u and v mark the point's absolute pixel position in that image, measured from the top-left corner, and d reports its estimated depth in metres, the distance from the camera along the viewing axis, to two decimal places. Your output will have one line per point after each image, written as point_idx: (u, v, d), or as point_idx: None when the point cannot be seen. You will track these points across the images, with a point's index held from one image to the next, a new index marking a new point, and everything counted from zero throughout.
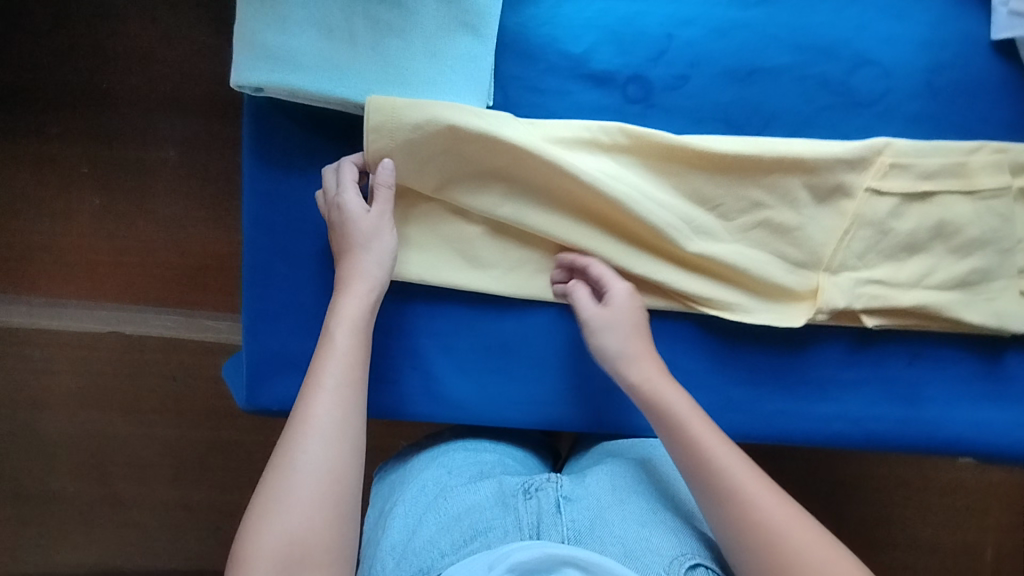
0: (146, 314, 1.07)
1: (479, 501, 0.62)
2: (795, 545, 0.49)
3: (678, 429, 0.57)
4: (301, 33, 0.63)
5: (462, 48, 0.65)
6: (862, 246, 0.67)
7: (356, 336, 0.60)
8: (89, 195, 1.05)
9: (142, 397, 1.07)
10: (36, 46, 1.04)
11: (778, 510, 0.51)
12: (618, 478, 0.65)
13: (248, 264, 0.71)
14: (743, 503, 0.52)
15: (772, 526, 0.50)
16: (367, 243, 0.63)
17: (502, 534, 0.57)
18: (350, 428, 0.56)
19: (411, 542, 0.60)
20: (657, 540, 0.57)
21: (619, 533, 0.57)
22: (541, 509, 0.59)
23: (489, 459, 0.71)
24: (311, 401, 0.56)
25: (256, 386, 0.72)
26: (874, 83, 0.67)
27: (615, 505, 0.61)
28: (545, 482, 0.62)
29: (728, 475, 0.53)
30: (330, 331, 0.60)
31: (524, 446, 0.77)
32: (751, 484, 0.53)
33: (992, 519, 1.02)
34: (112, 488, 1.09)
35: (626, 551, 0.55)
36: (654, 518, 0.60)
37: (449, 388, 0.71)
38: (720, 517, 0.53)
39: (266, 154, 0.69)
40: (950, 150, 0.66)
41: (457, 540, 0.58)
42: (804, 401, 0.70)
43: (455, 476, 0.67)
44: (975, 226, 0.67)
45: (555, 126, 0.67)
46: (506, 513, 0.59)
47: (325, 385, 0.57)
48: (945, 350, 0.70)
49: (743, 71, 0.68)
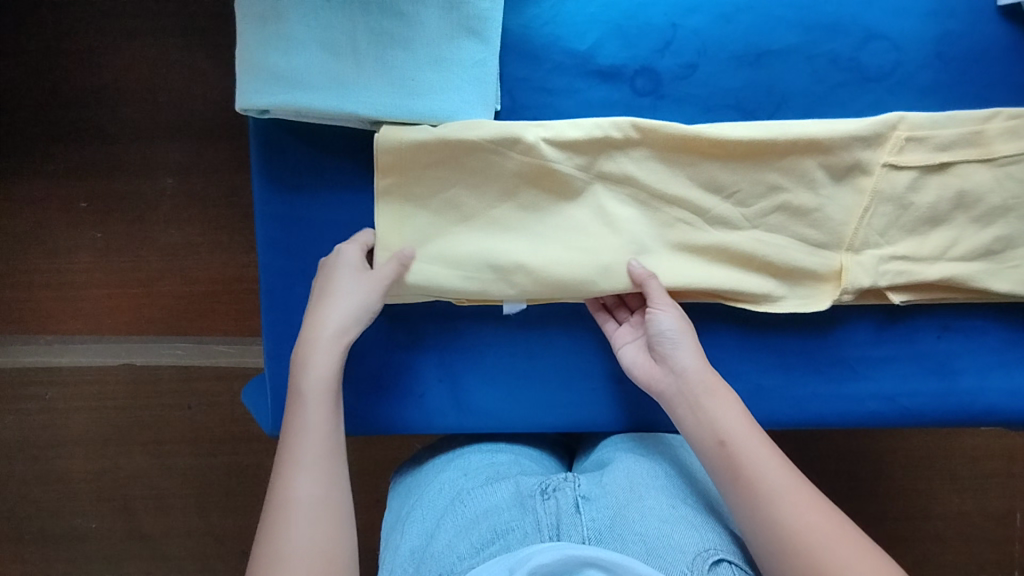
0: (157, 344, 1.06)
1: (496, 503, 0.60)
2: (838, 560, 0.48)
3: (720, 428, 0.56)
4: (305, 52, 0.63)
5: (466, 54, 0.64)
6: (884, 222, 0.66)
7: (325, 404, 0.59)
8: (89, 228, 1.04)
9: (161, 427, 1.06)
10: (28, 83, 1.03)
11: (822, 522, 0.50)
12: (637, 472, 0.64)
13: (265, 287, 0.70)
14: (786, 511, 0.51)
15: (819, 539, 0.49)
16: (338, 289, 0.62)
17: (522, 536, 0.55)
18: (334, 500, 0.54)
19: (430, 548, 0.58)
20: (680, 536, 0.56)
21: (640, 531, 0.56)
22: (560, 510, 0.58)
23: (505, 461, 0.69)
24: (290, 478, 0.54)
25: (281, 409, 0.71)
26: (883, 57, 0.67)
27: (634, 501, 0.59)
28: (563, 482, 0.61)
29: (773, 484, 0.52)
30: (299, 403, 0.59)
31: (545, 446, 0.75)
32: (796, 493, 0.52)
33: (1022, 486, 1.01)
34: (135, 521, 1.08)
35: (648, 549, 0.54)
36: (675, 513, 0.58)
37: (475, 397, 0.70)
38: (761, 524, 0.52)
39: (274, 176, 0.69)
40: (968, 119, 0.65)
41: (476, 542, 0.56)
42: (836, 382, 0.69)
43: (469, 480, 0.65)
44: (996, 194, 0.66)
45: (564, 126, 0.65)
46: (525, 514, 0.58)
47: (302, 461, 0.55)
48: (975, 320, 0.69)
49: (751, 55, 0.67)
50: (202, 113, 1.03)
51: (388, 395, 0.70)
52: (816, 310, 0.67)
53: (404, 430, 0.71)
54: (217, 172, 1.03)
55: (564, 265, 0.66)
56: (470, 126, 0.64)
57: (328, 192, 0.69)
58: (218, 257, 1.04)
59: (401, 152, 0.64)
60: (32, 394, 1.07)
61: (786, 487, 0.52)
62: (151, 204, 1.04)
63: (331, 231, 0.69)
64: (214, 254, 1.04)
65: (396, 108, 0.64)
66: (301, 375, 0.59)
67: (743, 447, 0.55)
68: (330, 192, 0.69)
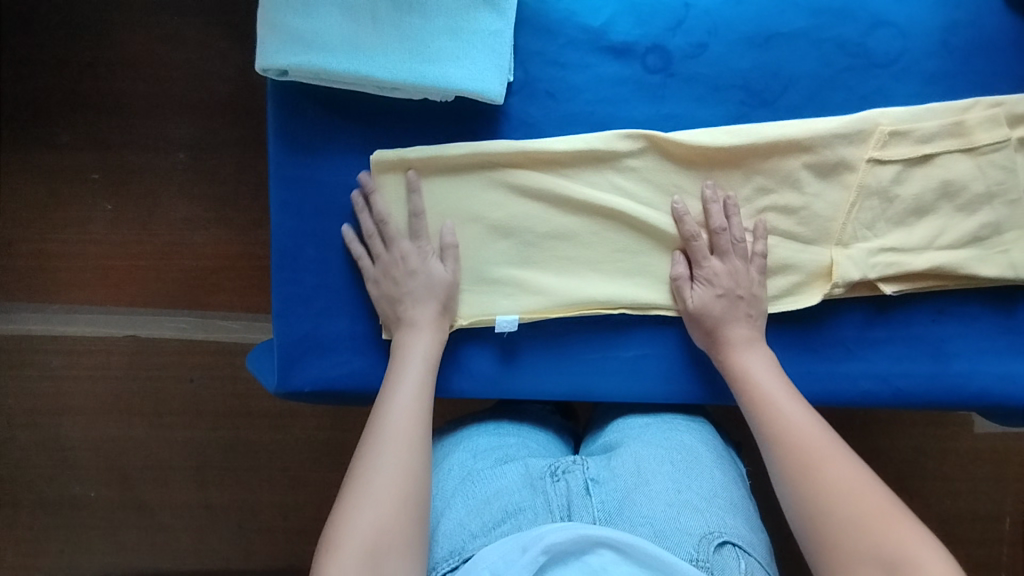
0: (162, 316, 1.07)
1: (507, 484, 0.61)
2: (847, 486, 0.52)
3: (745, 385, 0.62)
4: (325, 16, 0.64)
5: (482, 23, 0.65)
6: (870, 216, 0.67)
7: (419, 367, 0.63)
8: (100, 199, 1.06)
9: (162, 398, 1.08)
10: (46, 53, 1.05)
11: (837, 462, 0.54)
12: (644, 456, 0.64)
13: (276, 247, 0.71)
14: (807, 462, 0.54)
15: (838, 482, 0.52)
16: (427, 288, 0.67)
17: (533, 517, 0.57)
18: (418, 437, 0.57)
19: (441, 525, 0.60)
20: (686, 519, 0.56)
21: (647, 514, 0.57)
22: (570, 492, 0.59)
23: (513, 443, 0.70)
24: (383, 418, 0.58)
25: (287, 369, 0.72)
26: (889, 44, 0.68)
27: (642, 484, 0.60)
28: (572, 465, 0.62)
29: (791, 432, 0.57)
30: (400, 363, 0.64)
31: (549, 424, 0.76)
32: (816, 440, 0.56)
33: (1011, 484, 1.02)
34: (134, 490, 1.10)
35: (655, 532, 0.55)
36: (680, 495, 0.59)
37: (478, 365, 0.72)
38: (779, 470, 0.56)
39: (290, 140, 0.70)
40: (947, 110, 0.66)
41: (488, 521, 0.58)
42: (832, 361, 0.70)
43: (479, 461, 0.66)
44: (979, 182, 0.66)
45: (551, 142, 0.68)
46: (534, 496, 0.59)
47: (393, 405, 0.59)
48: (968, 306, 0.70)
49: (761, 37, 0.68)
50: (216, 87, 1.04)
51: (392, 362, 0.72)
52: (807, 305, 0.68)
53: None
54: (229, 145, 1.05)
55: (556, 284, 0.70)
56: (455, 147, 0.68)
57: (341, 157, 0.70)
58: (227, 229, 1.06)
59: (394, 169, 0.69)
60: (37, 362, 1.08)
61: (804, 439, 0.56)
62: (161, 177, 1.05)
63: (344, 196, 0.71)
64: (222, 227, 1.06)
65: (413, 73, 0.65)
66: (405, 339, 0.66)
67: (763, 400, 0.60)
68: (343, 156, 0.70)
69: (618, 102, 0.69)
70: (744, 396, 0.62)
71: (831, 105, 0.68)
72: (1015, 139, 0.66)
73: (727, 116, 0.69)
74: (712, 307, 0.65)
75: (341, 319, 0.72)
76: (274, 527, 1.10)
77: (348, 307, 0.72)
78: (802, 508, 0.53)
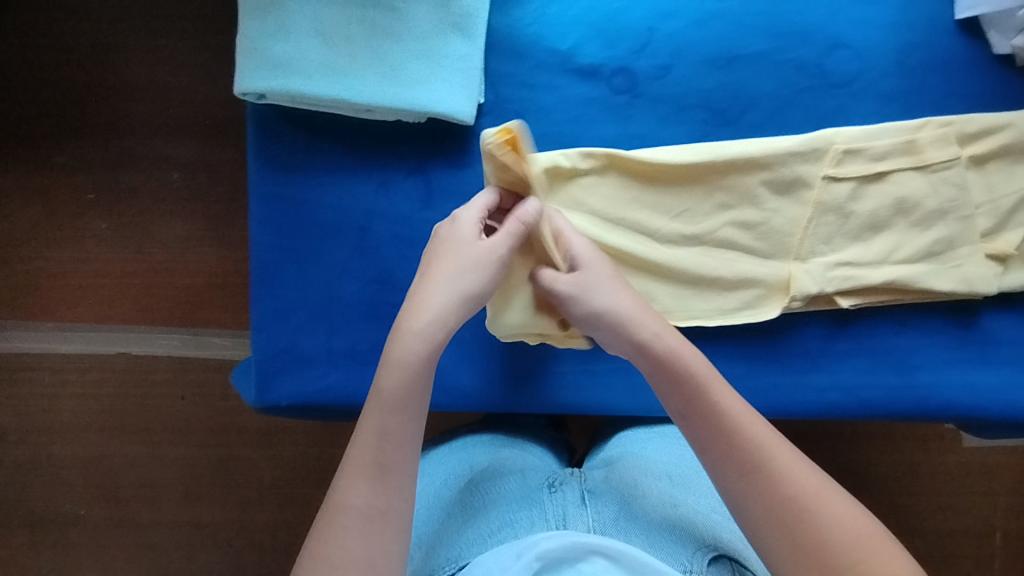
0: (154, 333, 1.09)
1: (504, 494, 0.64)
2: (851, 538, 0.49)
3: (697, 396, 0.54)
4: (300, 41, 0.67)
5: (452, 47, 0.68)
6: (827, 231, 0.69)
7: (405, 406, 0.54)
8: (95, 219, 1.08)
9: (153, 414, 1.10)
10: (45, 79, 1.08)
11: (805, 482, 0.51)
12: (638, 470, 0.67)
13: (255, 265, 0.74)
14: (807, 507, 0.50)
15: (812, 503, 0.50)
16: (446, 265, 0.57)
17: (529, 525, 0.59)
18: (392, 520, 0.51)
19: (441, 534, 0.63)
20: (683, 532, 0.60)
21: (644, 526, 0.60)
22: (566, 502, 0.62)
23: (509, 454, 0.71)
24: (346, 489, 0.51)
25: (266, 382, 0.75)
26: (846, 65, 0.69)
27: (639, 498, 0.63)
28: (569, 477, 0.65)
29: (778, 467, 0.52)
30: (378, 403, 0.53)
31: (545, 439, 0.78)
32: (777, 455, 0.52)
33: (994, 498, 1.03)
34: (124, 508, 1.11)
35: (650, 542, 0.58)
36: (676, 508, 0.62)
37: (452, 377, 0.73)
38: (737, 488, 0.52)
39: (268, 159, 0.73)
40: (899, 129, 0.68)
41: (486, 531, 0.60)
42: (796, 373, 0.71)
43: (479, 473, 0.68)
44: (932, 199, 0.68)
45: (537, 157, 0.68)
46: (530, 505, 0.61)
47: (364, 473, 0.52)
48: (928, 319, 0.72)
49: (723, 59, 0.70)
50: (207, 110, 1.08)
51: (367, 374, 0.74)
52: (766, 318, 0.70)
53: None
54: (219, 166, 1.08)
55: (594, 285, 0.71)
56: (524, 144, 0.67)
57: (317, 176, 0.73)
58: (217, 249, 1.08)
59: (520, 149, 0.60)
60: (32, 380, 1.10)
61: (794, 473, 0.51)
62: (156, 197, 1.08)
63: (320, 214, 0.73)
64: (212, 246, 1.08)
65: (385, 95, 0.67)
66: (387, 367, 0.54)
67: (722, 414, 0.54)
68: (319, 175, 0.73)
69: (586, 122, 0.71)
70: (688, 410, 0.55)
71: (790, 124, 0.70)
72: (965, 157, 0.68)
73: (691, 135, 0.70)
74: (605, 307, 0.58)
75: (317, 334, 0.74)
76: (262, 544, 1.10)
77: (325, 321, 0.74)
78: (780, 538, 0.50)
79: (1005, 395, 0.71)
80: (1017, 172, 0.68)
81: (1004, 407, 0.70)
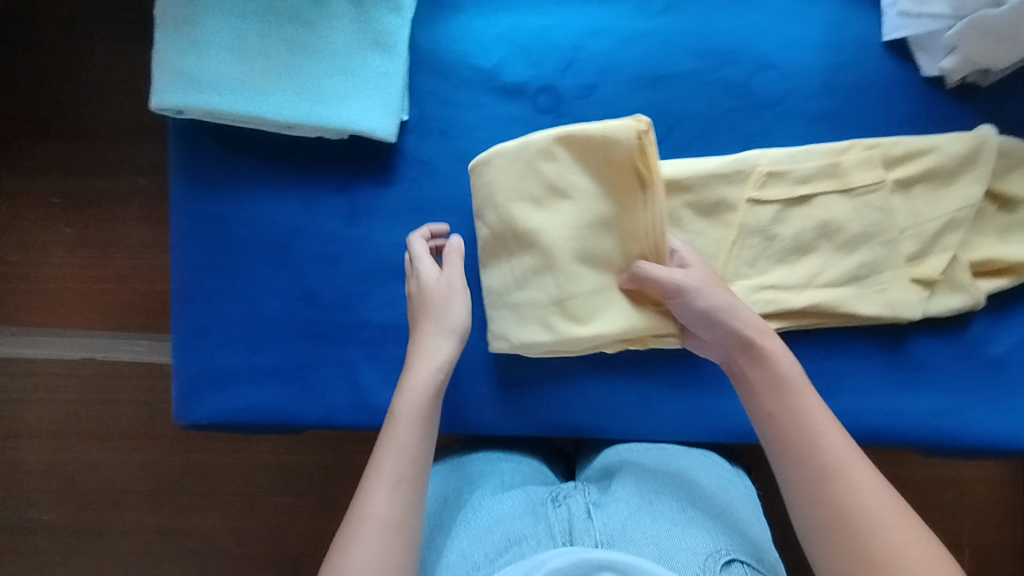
0: (119, 340, 1.07)
1: (508, 512, 0.61)
2: (924, 556, 0.45)
3: (787, 398, 0.53)
4: (215, 57, 0.66)
5: (372, 64, 0.67)
6: (751, 253, 0.68)
7: (420, 428, 0.55)
8: (62, 224, 1.07)
9: (116, 421, 1.08)
10: (11, 82, 1.07)
11: (878, 498, 0.48)
12: (642, 482, 0.64)
13: (177, 281, 0.73)
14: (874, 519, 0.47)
15: (875, 522, 0.47)
16: (437, 312, 0.62)
17: (535, 543, 0.56)
18: (406, 531, 0.50)
19: (444, 557, 0.59)
20: (690, 538, 0.56)
21: (651, 534, 0.56)
22: (571, 517, 0.59)
23: (505, 469, 0.71)
24: (368, 499, 0.51)
25: (188, 400, 0.73)
26: (773, 86, 0.68)
27: (644, 508, 0.60)
28: (573, 491, 0.63)
29: (850, 479, 0.49)
30: (393, 423, 0.55)
31: (538, 453, 0.78)
32: (852, 467, 0.50)
33: (968, 521, 0.98)
34: (88, 515, 1.10)
35: (660, 551, 0.54)
36: (685, 516, 0.59)
37: (377, 396, 0.72)
38: (804, 495, 0.50)
39: (190, 174, 0.72)
40: (824, 152, 0.67)
41: (491, 550, 0.57)
42: (720, 398, 0.70)
43: (482, 490, 0.67)
44: (856, 222, 0.67)
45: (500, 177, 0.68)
46: (536, 521, 0.59)
47: (383, 483, 0.52)
48: (855, 342, 0.71)
49: (649, 78, 0.69)
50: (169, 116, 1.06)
51: (290, 392, 0.72)
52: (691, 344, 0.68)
53: (310, 425, 0.73)
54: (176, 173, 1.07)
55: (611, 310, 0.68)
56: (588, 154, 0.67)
57: (239, 192, 0.72)
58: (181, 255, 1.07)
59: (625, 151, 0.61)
60: None
61: (874, 485, 0.49)
62: (124, 200, 1.06)
63: (240, 231, 0.72)
64: None
65: (302, 112, 0.66)
66: (400, 398, 0.57)
67: (804, 424, 0.52)
68: (241, 191, 0.72)
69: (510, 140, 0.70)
70: (778, 411, 0.53)
71: (716, 145, 0.69)
72: (890, 181, 0.67)
73: None
74: (715, 305, 0.58)
75: (238, 352, 0.73)
76: (225, 551, 1.09)
77: (248, 339, 0.73)
78: (835, 553, 0.48)
79: (935, 420, 0.69)
80: (942, 196, 0.66)
81: (934, 432, 0.69)
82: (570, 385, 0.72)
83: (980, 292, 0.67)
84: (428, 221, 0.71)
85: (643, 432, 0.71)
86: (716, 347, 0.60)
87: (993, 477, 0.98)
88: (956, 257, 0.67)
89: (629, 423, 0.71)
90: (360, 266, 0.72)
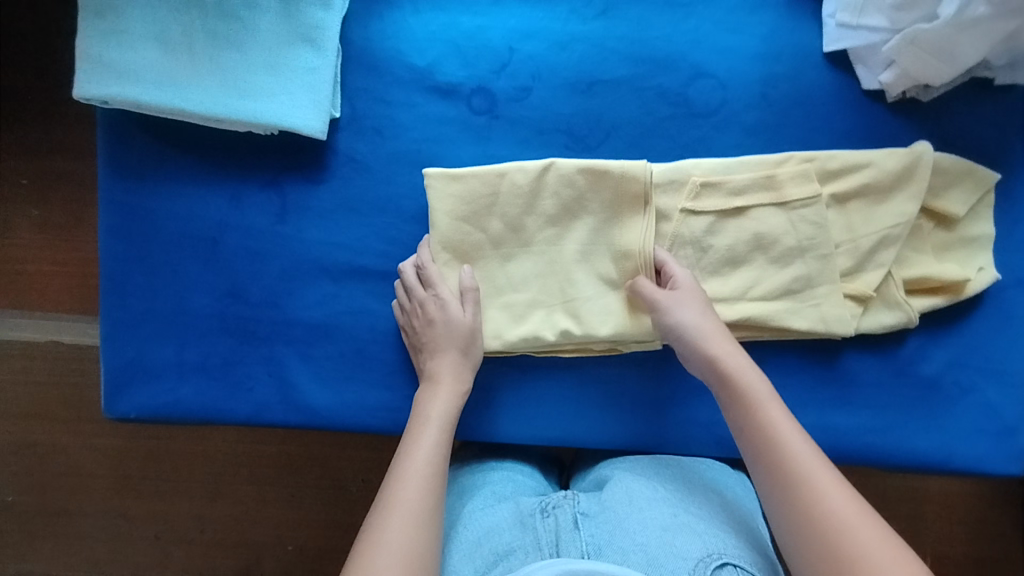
0: (90, 324, 0.95)
1: (497, 523, 0.59)
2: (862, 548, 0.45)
3: (747, 413, 0.55)
4: (139, 48, 0.65)
5: (301, 60, 0.66)
6: (684, 264, 0.66)
7: (441, 431, 0.59)
8: (26, 206, 0.94)
9: (87, 405, 0.96)
10: None
11: (837, 499, 0.48)
12: (636, 488, 0.61)
13: (106, 273, 0.71)
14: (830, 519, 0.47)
15: (834, 527, 0.47)
16: (468, 338, 0.64)
17: (523, 556, 0.54)
18: (432, 515, 0.53)
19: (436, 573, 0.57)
20: (682, 544, 0.53)
21: (640, 541, 0.54)
22: (559, 527, 0.56)
23: (497, 478, 0.67)
24: (395, 485, 0.54)
25: (114, 394, 0.71)
26: (709, 95, 0.68)
27: (635, 513, 0.57)
28: (562, 499, 0.60)
29: (805, 481, 0.50)
30: (418, 426, 0.59)
31: (533, 459, 0.74)
32: (810, 472, 0.50)
33: (930, 545, 0.95)
34: (50, 498, 0.97)
35: (648, 559, 0.52)
36: (676, 521, 0.56)
37: (306, 396, 0.70)
38: (774, 508, 0.51)
39: (119, 166, 0.70)
40: (760, 163, 0.65)
41: (481, 565, 0.56)
42: (649, 411, 0.69)
43: (474, 500, 0.65)
44: (791, 236, 0.66)
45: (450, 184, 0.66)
46: (523, 533, 0.56)
47: (409, 472, 0.55)
48: (790, 357, 0.69)
49: (584, 83, 0.68)
50: None
51: (219, 389, 0.71)
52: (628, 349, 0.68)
53: (237, 423, 0.71)
54: None
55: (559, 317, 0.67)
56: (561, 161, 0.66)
57: (170, 185, 0.71)
58: None
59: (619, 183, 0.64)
60: None
61: (825, 482, 0.49)
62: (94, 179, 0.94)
63: (171, 224, 0.70)
64: None
65: (227, 106, 0.65)
66: (426, 403, 0.61)
67: (766, 436, 0.53)
68: (172, 184, 0.71)
69: (444, 142, 0.69)
70: (743, 425, 0.55)
71: (652, 153, 0.68)
72: (825, 196, 0.66)
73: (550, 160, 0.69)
74: (683, 322, 0.60)
75: (166, 346, 0.71)
76: (189, 540, 0.97)
77: (177, 333, 0.71)
78: (810, 560, 0.47)
79: (866, 437, 0.68)
80: (877, 212, 0.66)
81: (863, 449, 0.68)
82: (509, 398, 0.69)
83: (914, 311, 0.66)
84: (359, 220, 0.70)
85: (574, 441, 0.69)
86: (694, 362, 0.60)
87: (954, 498, 0.95)
88: (890, 274, 0.66)
89: (557, 435, 0.69)
90: (290, 263, 0.70)
